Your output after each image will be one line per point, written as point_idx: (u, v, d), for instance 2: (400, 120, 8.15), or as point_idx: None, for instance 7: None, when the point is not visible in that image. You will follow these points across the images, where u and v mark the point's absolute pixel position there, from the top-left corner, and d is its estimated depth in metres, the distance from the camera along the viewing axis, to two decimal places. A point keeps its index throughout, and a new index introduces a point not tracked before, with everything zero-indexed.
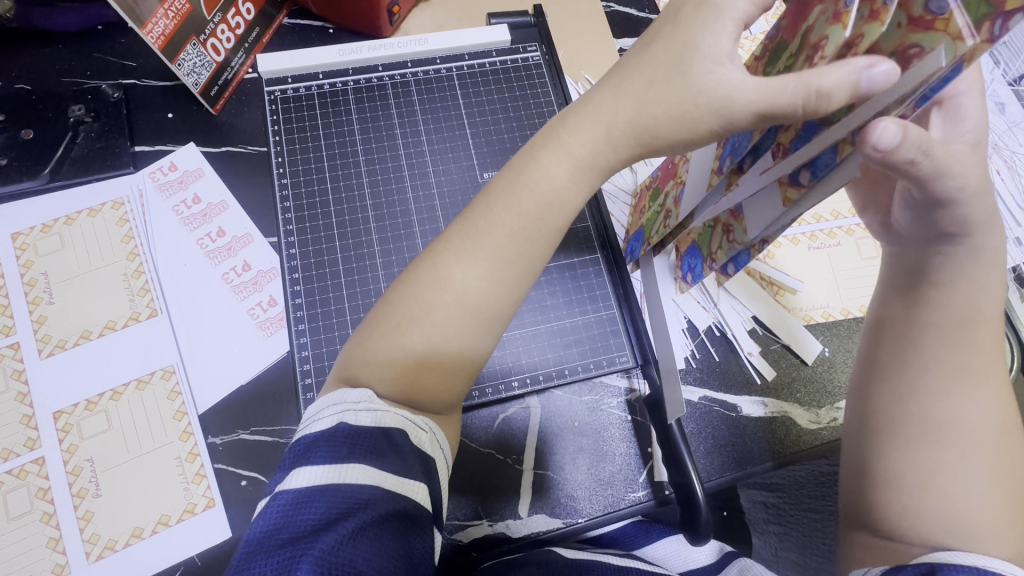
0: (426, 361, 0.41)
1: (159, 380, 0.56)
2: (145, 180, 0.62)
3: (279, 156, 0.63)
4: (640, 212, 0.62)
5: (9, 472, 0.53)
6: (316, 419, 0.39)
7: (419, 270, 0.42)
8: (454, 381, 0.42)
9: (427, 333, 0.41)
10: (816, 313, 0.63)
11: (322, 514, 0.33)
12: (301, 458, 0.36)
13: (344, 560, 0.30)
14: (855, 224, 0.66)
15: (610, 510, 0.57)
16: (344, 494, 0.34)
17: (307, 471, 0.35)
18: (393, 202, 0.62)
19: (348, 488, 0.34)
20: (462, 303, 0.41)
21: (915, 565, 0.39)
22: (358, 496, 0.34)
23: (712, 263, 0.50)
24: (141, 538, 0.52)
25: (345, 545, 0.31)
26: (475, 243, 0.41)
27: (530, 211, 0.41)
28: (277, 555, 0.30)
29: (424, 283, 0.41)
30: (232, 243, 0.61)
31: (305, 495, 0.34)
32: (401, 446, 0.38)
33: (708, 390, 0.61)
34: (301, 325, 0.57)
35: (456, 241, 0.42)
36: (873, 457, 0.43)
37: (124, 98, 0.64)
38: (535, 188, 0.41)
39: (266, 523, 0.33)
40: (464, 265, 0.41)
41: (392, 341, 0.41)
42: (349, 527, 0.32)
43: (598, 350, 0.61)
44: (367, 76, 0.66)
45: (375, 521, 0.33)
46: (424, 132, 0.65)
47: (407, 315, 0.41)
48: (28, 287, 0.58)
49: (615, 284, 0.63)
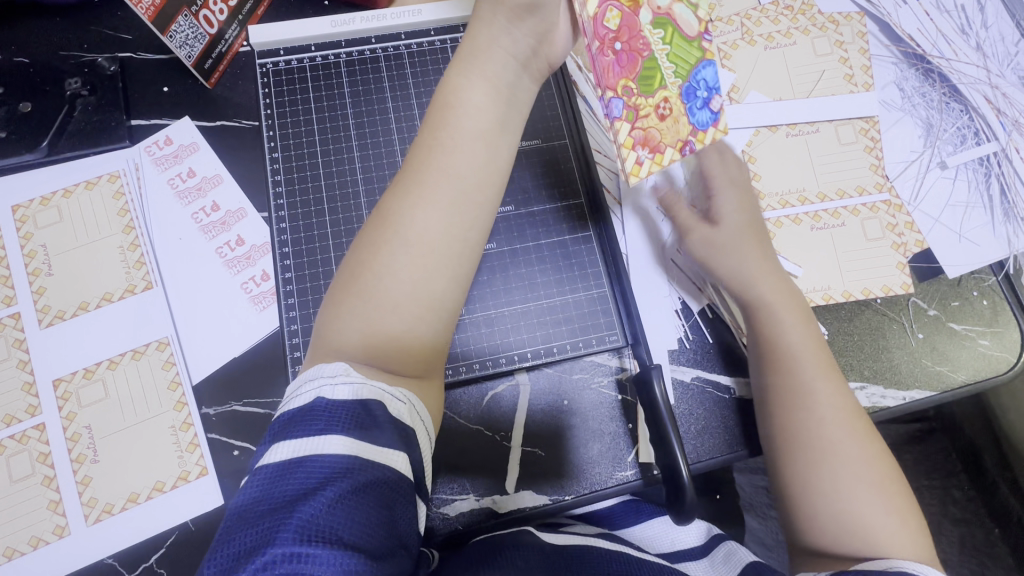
0: (414, 329, 0.42)
1: (154, 351, 0.57)
2: (140, 154, 0.62)
3: (270, 130, 0.62)
4: (652, 120, 0.43)
5: (12, 437, 0.55)
6: (294, 397, 0.39)
7: (389, 209, 0.43)
8: (427, 337, 0.43)
9: (401, 288, 0.42)
10: (817, 296, 0.62)
11: (303, 486, 0.33)
12: (281, 433, 0.36)
13: (324, 528, 0.31)
14: (860, 204, 0.65)
15: (595, 488, 0.57)
16: (323, 466, 0.34)
17: (286, 445, 0.35)
18: (384, 176, 0.62)
19: (327, 461, 0.34)
20: (417, 241, 0.42)
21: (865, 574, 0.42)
22: (337, 468, 0.34)
23: (640, 106, 0.43)
24: (138, 503, 0.53)
25: (324, 515, 0.31)
26: (438, 188, 0.42)
27: (479, 139, 0.43)
28: (258, 526, 0.31)
29: (424, 248, 0.42)
30: (226, 217, 0.61)
31: (286, 468, 0.34)
32: (379, 418, 0.38)
33: (701, 370, 0.60)
34: (290, 300, 0.58)
35: (403, 188, 0.43)
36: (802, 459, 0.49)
37: (121, 72, 0.64)
38: (461, 112, 0.43)
39: (248, 494, 0.33)
40: (430, 211, 0.42)
41: (367, 297, 0.42)
42: (328, 497, 0.32)
43: (588, 329, 0.60)
44: (360, 48, 0.65)
45: (354, 491, 0.33)
46: (416, 105, 0.64)
47: (380, 260, 0.42)
48: (28, 259, 0.59)
49: (606, 261, 0.62)
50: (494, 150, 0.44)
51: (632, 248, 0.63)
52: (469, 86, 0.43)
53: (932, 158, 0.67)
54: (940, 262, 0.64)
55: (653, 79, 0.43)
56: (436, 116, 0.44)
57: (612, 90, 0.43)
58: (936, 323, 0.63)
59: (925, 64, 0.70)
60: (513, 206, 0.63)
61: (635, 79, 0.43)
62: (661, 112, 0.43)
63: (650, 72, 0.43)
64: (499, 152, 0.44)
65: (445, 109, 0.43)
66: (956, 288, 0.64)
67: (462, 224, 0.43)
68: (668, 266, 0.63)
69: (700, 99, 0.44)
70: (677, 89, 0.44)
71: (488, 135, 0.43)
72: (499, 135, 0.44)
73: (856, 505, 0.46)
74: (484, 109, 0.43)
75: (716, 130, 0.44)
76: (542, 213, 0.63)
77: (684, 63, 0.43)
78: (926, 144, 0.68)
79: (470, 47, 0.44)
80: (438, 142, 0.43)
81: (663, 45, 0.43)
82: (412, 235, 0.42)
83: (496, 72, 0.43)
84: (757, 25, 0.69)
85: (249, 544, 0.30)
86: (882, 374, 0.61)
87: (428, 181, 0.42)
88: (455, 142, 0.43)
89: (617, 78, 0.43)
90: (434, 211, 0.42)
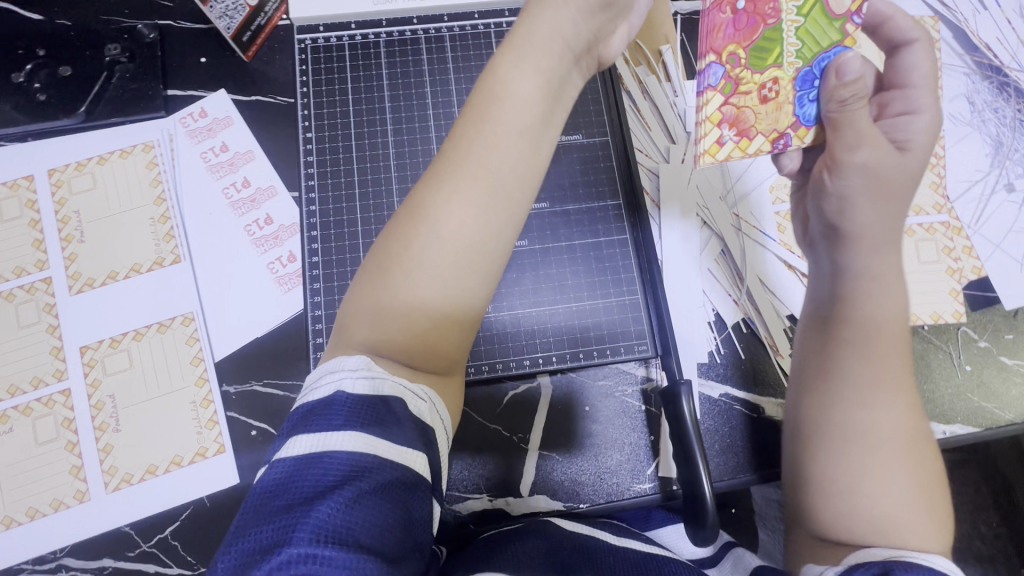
0: (439, 328, 0.41)
1: (179, 325, 0.57)
2: (175, 125, 0.62)
3: (305, 108, 0.61)
4: (753, 103, 0.42)
5: (39, 400, 0.55)
6: (314, 389, 0.37)
7: (423, 201, 0.40)
8: (450, 336, 0.41)
9: (418, 285, 0.40)
10: (924, 314, 0.59)
11: (321, 483, 0.32)
12: (299, 427, 0.35)
13: (341, 529, 0.30)
14: (916, 224, 0.61)
15: (612, 498, 0.56)
16: (341, 462, 0.33)
17: (305, 439, 0.34)
18: (417, 163, 0.60)
19: (345, 457, 0.33)
20: (442, 236, 0.39)
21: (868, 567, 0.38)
22: (355, 465, 0.33)
23: (744, 79, 0.41)
24: (156, 475, 0.54)
25: (341, 515, 0.30)
26: (466, 180, 0.40)
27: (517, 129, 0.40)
28: (274, 523, 0.30)
29: (445, 241, 0.40)
30: (256, 194, 0.61)
31: (304, 463, 0.33)
32: (399, 415, 0.36)
33: (730, 387, 0.57)
34: (316, 284, 0.57)
35: (433, 178, 0.40)
36: (835, 443, 0.44)
37: (160, 40, 0.63)
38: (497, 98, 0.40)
39: (265, 489, 0.32)
40: (459, 206, 0.39)
41: (385, 289, 0.40)
42: (346, 496, 0.31)
43: (617, 335, 0.59)
44: (401, 28, 0.63)
45: (372, 491, 0.32)
46: (455, 90, 0.62)
47: (398, 255, 0.40)
48: (62, 224, 0.59)
49: (641, 265, 0.60)
50: (536, 148, 0.41)
51: (667, 254, 0.61)
52: (519, 78, 0.40)
53: (1000, 179, 0.63)
54: (997, 292, 0.60)
55: (770, 55, 0.40)
56: (480, 105, 0.40)
57: (716, 55, 0.39)
58: (987, 356, 0.59)
59: (1001, 77, 0.65)
60: (548, 202, 0.61)
61: (748, 47, 0.39)
62: (765, 96, 0.42)
63: (773, 45, 0.40)
64: (540, 153, 0.41)
65: (491, 101, 0.40)
66: (1011, 320, 0.60)
67: (496, 226, 0.40)
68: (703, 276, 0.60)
69: (812, 88, 0.43)
70: (791, 70, 0.42)
71: (531, 131, 0.40)
72: (544, 131, 0.41)
73: (877, 500, 0.42)
74: (528, 102, 0.40)
75: (816, 130, 0.46)
76: (576, 211, 0.61)
77: (812, 43, 0.41)
78: (994, 163, 0.63)
79: (522, 34, 0.41)
80: (480, 134, 0.40)
81: (794, 16, 0.39)
82: (446, 232, 0.39)
83: (546, 66, 0.40)
84: None
85: (267, 538, 0.30)
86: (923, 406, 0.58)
87: (455, 169, 0.40)
88: (495, 134, 0.40)
89: (726, 42, 0.38)
90: (468, 207, 0.39)
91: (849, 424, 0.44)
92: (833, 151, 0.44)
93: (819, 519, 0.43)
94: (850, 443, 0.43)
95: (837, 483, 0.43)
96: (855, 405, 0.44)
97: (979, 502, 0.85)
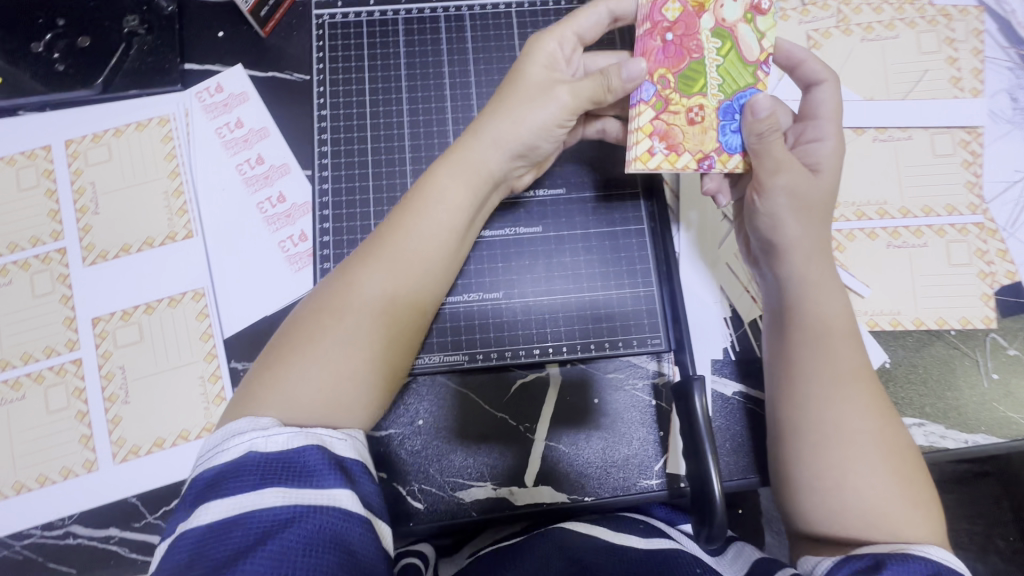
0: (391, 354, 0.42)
1: (189, 301, 0.57)
2: (191, 99, 0.61)
3: (321, 85, 0.61)
4: (681, 125, 0.50)
5: (51, 369, 0.56)
6: (216, 454, 0.36)
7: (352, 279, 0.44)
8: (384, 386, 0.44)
9: (347, 355, 0.42)
10: (952, 318, 0.57)
11: (240, 544, 0.31)
12: (205, 495, 0.34)
13: None
14: (947, 224, 0.59)
15: (617, 493, 0.54)
16: (261, 520, 0.32)
17: (216, 506, 0.33)
18: (432, 144, 0.59)
19: (265, 514, 0.32)
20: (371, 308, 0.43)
21: (858, 561, 0.39)
22: (278, 518, 0.32)
23: (670, 105, 0.50)
24: (162, 448, 0.54)
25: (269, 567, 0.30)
26: (390, 259, 0.45)
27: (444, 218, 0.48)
28: None
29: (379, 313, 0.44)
30: (269, 171, 0.60)
31: (218, 529, 0.32)
32: (322, 463, 0.36)
33: (745, 385, 0.56)
34: (327, 264, 0.57)
35: (362, 254, 0.46)
36: (814, 438, 0.44)
37: (178, 13, 0.62)
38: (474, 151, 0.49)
39: (177, 563, 0.31)
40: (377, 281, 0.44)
41: (304, 358, 0.41)
42: (272, 549, 0.31)
43: (629, 327, 0.57)
44: (420, 6, 0.62)
45: (299, 540, 0.32)
46: (473, 70, 0.61)
47: (319, 326, 0.42)
48: (77, 195, 0.59)
49: (657, 256, 0.58)
50: (458, 238, 0.49)
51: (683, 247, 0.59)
52: (448, 186, 0.48)
53: None
54: None
55: (695, 83, 0.50)
56: (412, 204, 0.48)
57: (648, 75, 0.50)
58: (1018, 365, 0.56)
59: None
60: (564, 189, 0.60)
61: (676, 74, 0.50)
62: (694, 120, 0.50)
63: (694, 76, 0.50)
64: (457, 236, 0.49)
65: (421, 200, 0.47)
66: None
67: (414, 290, 0.46)
68: (721, 270, 0.58)
69: (735, 116, 0.50)
70: (716, 101, 0.50)
71: (454, 222, 0.48)
72: (464, 235, 0.50)
73: (869, 500, 0.41)
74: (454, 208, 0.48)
75: (740, 158, 0.50)
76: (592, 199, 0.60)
77: (731, 81, 0.50)
78: None
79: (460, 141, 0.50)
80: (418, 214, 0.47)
81: (715, 56, 0.50)
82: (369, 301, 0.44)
83: (473, 173, 0.49)
84: (856, 12, 0.62)
85: None
86: (946, 413, 0.55)
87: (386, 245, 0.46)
88: (422, 225, 0.47)
89: (658, 65, 0.50)
90: (382, 279, 0.44)
91: (822, 423, 0.44)
92: (759, 175, 0.48)
93: (809, 519, 0.43)
94: (830, 439, 0.43)
95: (823, 480, 0.43)
96: (822, 402, 0.44)
97: (997, 514, 0.83)
